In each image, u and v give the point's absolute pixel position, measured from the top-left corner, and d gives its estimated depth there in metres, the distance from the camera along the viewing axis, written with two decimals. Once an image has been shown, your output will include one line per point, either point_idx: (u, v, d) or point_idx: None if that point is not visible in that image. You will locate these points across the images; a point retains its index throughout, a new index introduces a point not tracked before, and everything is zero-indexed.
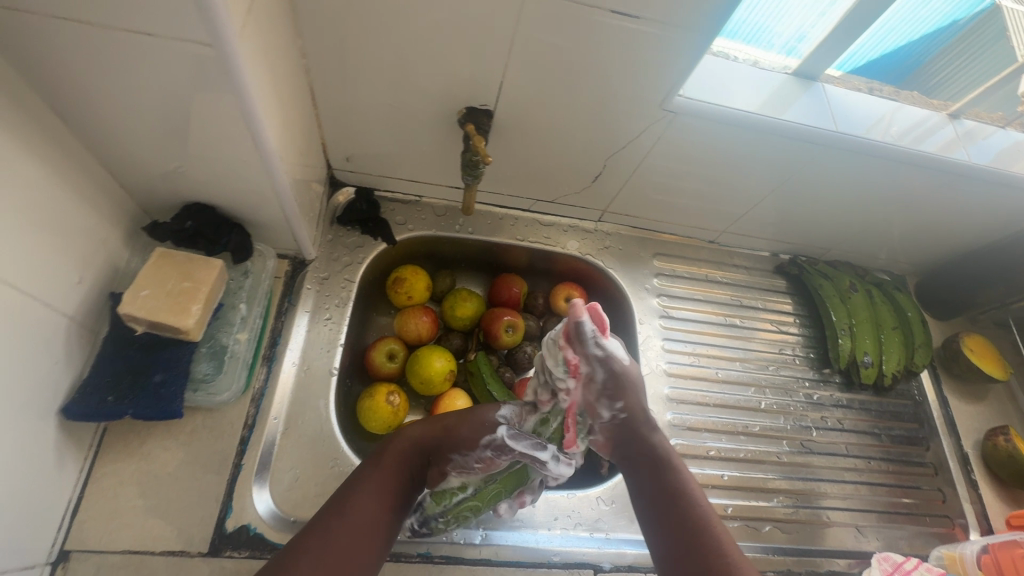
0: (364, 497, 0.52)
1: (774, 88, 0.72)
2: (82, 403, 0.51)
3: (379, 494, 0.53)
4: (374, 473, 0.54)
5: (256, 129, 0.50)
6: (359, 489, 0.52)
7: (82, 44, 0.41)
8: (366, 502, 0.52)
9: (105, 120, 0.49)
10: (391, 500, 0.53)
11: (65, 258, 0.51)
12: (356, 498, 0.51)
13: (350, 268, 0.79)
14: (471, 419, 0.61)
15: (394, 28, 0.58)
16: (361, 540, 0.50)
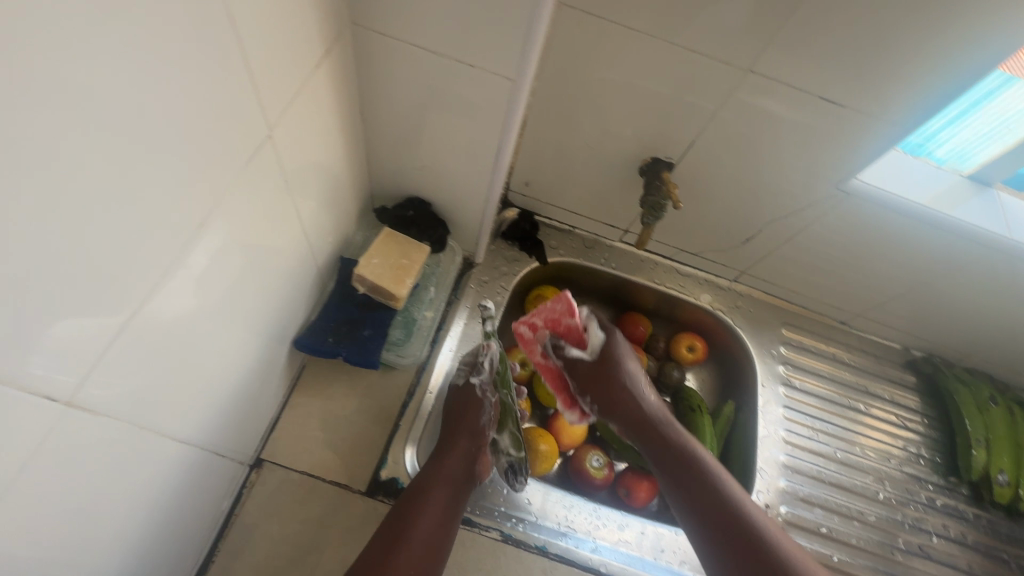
0: (439, 496, 0.61)
1: (948, 186, 0.74)
2: (311, 338, 0.63)
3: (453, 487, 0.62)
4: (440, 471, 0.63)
5: (501, 146, 0.60)
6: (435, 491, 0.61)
7: (410, 64, 0.54)
8: (443, 500, 0.61)
9: (388, 121, 0.61)
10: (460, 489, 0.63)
11: (329, 221, 0.63)
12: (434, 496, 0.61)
13: (506, 277, 0.88)
14: (467, 400, 0.70)
15: (614, 83, 0.68)
16: (441, 527, 0.60)
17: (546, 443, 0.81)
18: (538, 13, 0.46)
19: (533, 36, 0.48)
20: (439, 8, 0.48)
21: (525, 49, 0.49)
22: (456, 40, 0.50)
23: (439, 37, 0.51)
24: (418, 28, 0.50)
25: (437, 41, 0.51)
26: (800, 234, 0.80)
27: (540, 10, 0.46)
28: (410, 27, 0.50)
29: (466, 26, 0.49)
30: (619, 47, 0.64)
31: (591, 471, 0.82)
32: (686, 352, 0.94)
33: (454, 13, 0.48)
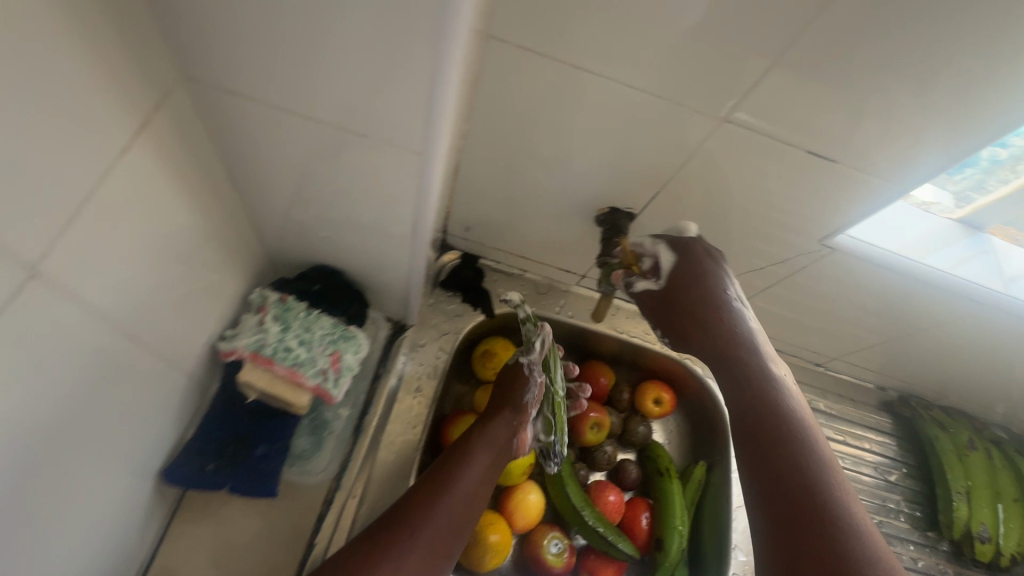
0: (442, 513, 0.55)
1: (931, 233, 0.68)
2: (184, 467, 0.49)
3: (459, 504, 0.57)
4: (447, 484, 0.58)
5: (417, 214, 0.48)
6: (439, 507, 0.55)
7: (284, 130, 0.41)
8: (446, 517, 0.55)
9: (271, 190, 0.48)
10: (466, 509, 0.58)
11: (203, 315, 0.50)
12: (436, 513, 0.55)
13: (446, 338, 0.75)
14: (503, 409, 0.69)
15: (558, 120, 0.57)
16: (439, 548, 0.53)
17: (497, 532, 0.71)
18: (437, 80, 0.34)
19: (434, 106, 0.36)
20: (306, 67, 0.36)
21: (428, 121, 0.37)
22: (339, 105, 0.38)
23: (315, 101, 0.38)
24: (285, 89, 0.38)
25: (313, 105, 0.39)
26: (778, 284, 0.73)
27: (438, 75, 0.34)
28: (274, 87, 0.38)
29: (347, 90, 0.37)
30: (562, 88, 0.53)
31: (548, 560, 0.73)
32: (652, 406, 0.84)
33: (328, 74, 0.36)
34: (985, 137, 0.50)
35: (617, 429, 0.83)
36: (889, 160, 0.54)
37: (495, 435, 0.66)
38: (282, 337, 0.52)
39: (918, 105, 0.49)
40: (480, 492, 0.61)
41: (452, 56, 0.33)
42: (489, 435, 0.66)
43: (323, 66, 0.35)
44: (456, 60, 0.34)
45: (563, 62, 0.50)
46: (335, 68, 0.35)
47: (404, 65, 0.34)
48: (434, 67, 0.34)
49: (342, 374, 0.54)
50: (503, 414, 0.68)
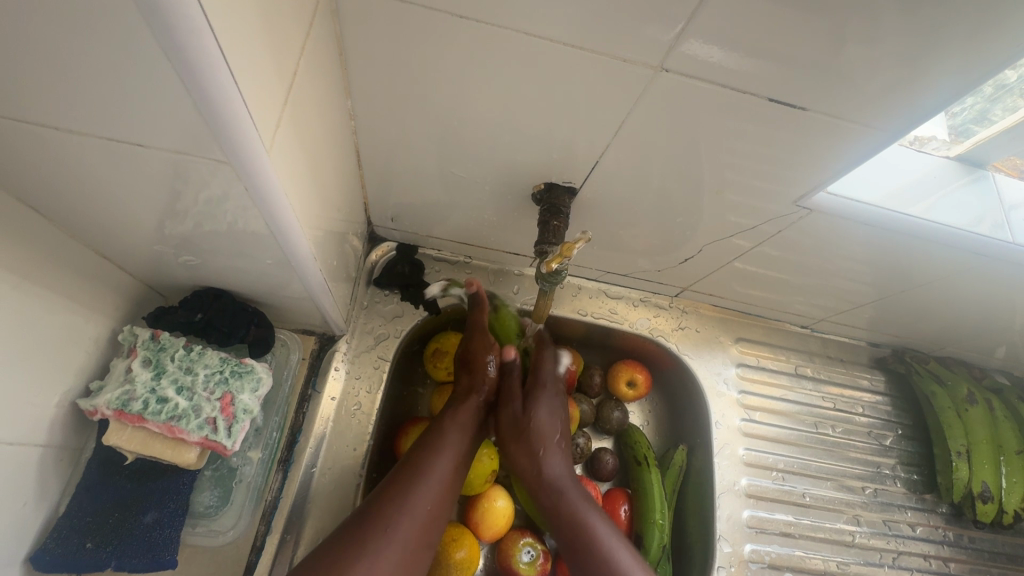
0: (417, 505, 0.51)
1: (920, 177, 0.59)
2: (56, 551, 0.42)
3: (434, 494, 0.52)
4: (416, 475, 0.53)
5: (279, 218, 0.38)
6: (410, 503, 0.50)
7: (67, 149, 0.32)
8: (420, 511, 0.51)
9: (102, 217, 0.40)
10: (442, 495, 0.53)
11: (47, 375, 0.41)
12: (409, 511, 0.50)
13: (385, 343, 0.68)
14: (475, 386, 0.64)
15: (460, 81, 0.48)
16: (415, 545, 0.49)
17: (464, 548, 0.64)
18: (192, 66, 0.25)
19: (208, 100, 0.27)
20: (36, 71, 0.26)
21: (211, 120, 0.28)
22: (111, 114, 0.29)
23: (79, 112, 0.29)
24: (28, 101, 0.28)
25: (78, 117, 0.29)
26: (763, 244, 0.64)
27: (189, 58, 0.25)
28: (14, 100, 0.28)
29: (104, 93, 0.27)
30: (447, 44, 0.44)
31: (521, 571, 0.67)
32: (626, 389, 0.77)
33: (67, 75, 0.26)
34: (957, 69, 0.41)
35: (590, 418, 0.74)
36: (842, 103, 0.45)
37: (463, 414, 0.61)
38: (153, 385, 0.44)
39: (873, 37, 0.40)
40: (460, 476, 0.56)
41: (196, 28, 0.24)
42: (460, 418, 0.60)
43: (54, 66, 0.26)
44: (207, 32, 0.25)
45: (442, 10, 0.42)
46: (71, 67, 0.26)
47: (144, 53, 0.25)
48: (173, 49, 0.25)
49: (235, 419, 0.48)
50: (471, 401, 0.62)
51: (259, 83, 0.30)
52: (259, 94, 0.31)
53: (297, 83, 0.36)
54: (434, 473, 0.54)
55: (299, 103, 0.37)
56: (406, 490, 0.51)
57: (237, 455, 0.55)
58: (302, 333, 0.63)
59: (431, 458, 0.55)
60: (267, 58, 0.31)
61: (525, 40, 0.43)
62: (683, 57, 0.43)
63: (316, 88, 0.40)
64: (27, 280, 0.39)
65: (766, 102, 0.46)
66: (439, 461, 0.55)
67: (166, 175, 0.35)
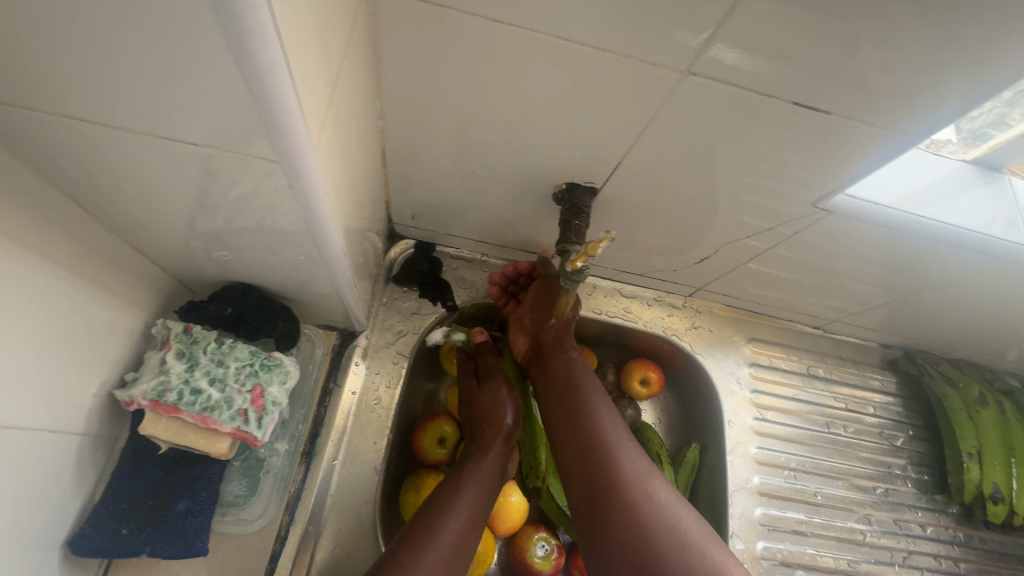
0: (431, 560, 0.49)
1: (937, 180, 0.60)
2: (93, 536, 0.43)
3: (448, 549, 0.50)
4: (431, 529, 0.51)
5: (317, 216, 0.40)
6: (423, 556, 0.48)
7: (116, 145, 0.33)
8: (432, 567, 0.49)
9: (141, 212, 0.41)
10: (456, 552, 0.51)
11: (86, 364, 0.43)
12: (421, 564, 0.48)
13: (404, 339, 0.69)
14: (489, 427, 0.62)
15: (485, 83, 0.49)
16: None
17: (480, 541, 0.65)
18: (258, 65, 0.26)
19: (268, 98, 0.28)
20: (97, 70, 0.28)
21: (268, 117, 0.30)
22: (160, 110, 0.30)
23: (133, 109, 0.30)
24: (86, 98, 0.30)
25: (130, 114, 0.31)
26: (778, 246, 0.65)
27: (255, 57, 0.26)
28: (72, 97, 0.29)
29: (155, 89, 0.29)
30: (473, 46, 0.45)
31: (536, 565, 0.68)
32: (640, 387, 0.78)
33: (126, 73, 0.28)
34: (977, 76, 0.42)
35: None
36: (864, 106, 0.46)
37: (480, 469, 0.59)
38: (187, 376, 0.45)
39: (898, 41, 0.40)
40: (475, 531, 0.54)
41: (264, 31, 0.25)
42: (475, 473, 0.58)
43: (113, 64, 0.27)
44: (274, 34, 0.26)
45: (470, 14, 0.42)
46: (130, 67, 0.27)
47: (210, 53, 0.26)
48: (242, 47, 0.26)
49: (265, 411, 0.49)
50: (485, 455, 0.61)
51: (310, 84, 0.31)
52: (310, 95, 0.32)
53: (337, 84, 0.37)
54: (448, 525, 0.52)
55: (339, 105, 0.38)
56: (421, 542, 0.50)
57: (265, 446, 0.56)
58: (324, 328, 0.64)
59: (447, 511, 0.53)
60: (318, 61, 0.32)
61: (553, 42, 0.44)
62: (710, 61, 0.43)
63: (351, 89, 0.41)
64: (69, 271, 0.40)
65: (789, 104, 0.46)
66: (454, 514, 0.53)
67: (207, 173, 0.36)
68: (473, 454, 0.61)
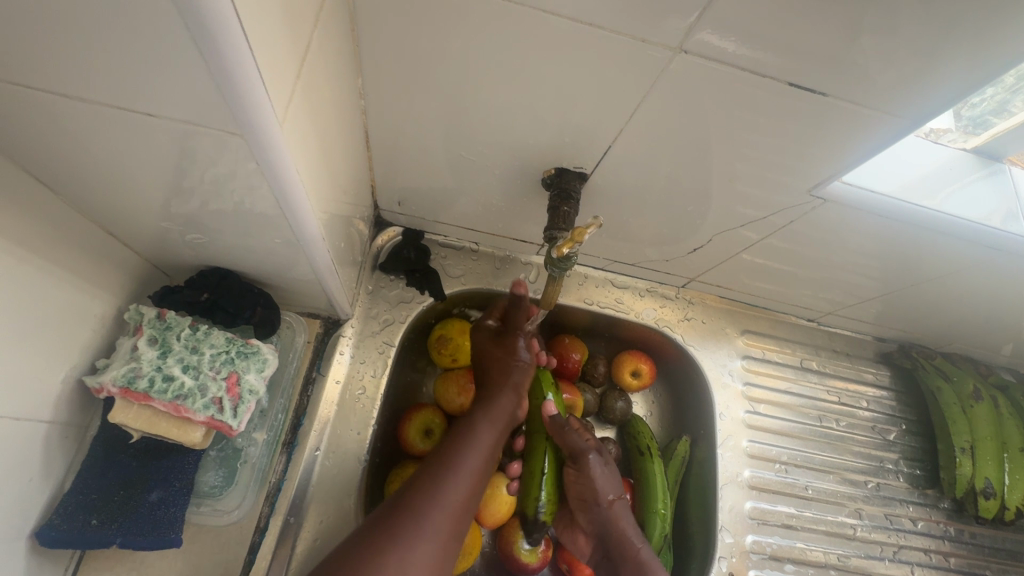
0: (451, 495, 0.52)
1: (935, 170, 0.58)
2: (61, 528, 0.42)
3: (466, 483, 0.53)
4: (449, 466, 0.54)
5: (288, 197, 0.38)
6: (442, 490, 0.51)
7: (74, 118, 0.32)
8: (451, 499, 0.52)
9: (107, 193, 0.39)
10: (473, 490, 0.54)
11: (53, 350, 0.41)
12: (442, 499, 0.51)
13: (390, 328, 0.67)
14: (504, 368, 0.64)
15: (469, 62, 0.47)
16: (450, 535, 0.50)
17: (467, 534, 0.64)
18: (208, 29, 0.25)
19: (223, 66, 0.26)
20: (43, 33, 0.26)
21: (226, 88, 0.28)
22: (114, 80, 0.28)
23: (86, 80, 0.28)
24: (34, 65, 0.27)
25: (84, 83, 0.29)
26: (772, 236, 0.64)
27: (203, 19, 0.24)
28: (20, 64, 0.27)
29: (108, 57, 0.27)
30: (457, 24, 0.43)
31: (523, 557, 0.67)
32: (631, 378, 0.77)
33: (74, 38, 0.26)
34: (980, 60, 0.40)
35: (593, 408, 0.75)
36: (863, 90, 0.44)
37: (496, 414, 0.61)
38: (159, 363, 0.44)
39: (904, 21, 0.38)
40: (484, 478, 0.56)
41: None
42: (491, 413, 0.60)
43: (58, 27, 0.25)
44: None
45: None
46: (78, 31, 0.25)
47: (156, 15, 0.24)
48: (188, 9, 0.24)
49: (241, 399, 0.48)
50: (499, 398, 0.62)
51: (272, 53, 0.29)
52: (272, 64, 0.30)
53: (309, 57, 0.35)
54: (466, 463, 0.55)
55: (310, 79, 0.36)
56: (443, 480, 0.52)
57: (242, 436, 0.55)
58: (308, 316, 0.63)
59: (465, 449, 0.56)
60: (281, 27, 0.30)
61: (542, 19, 0.42)
62: (707, 40, 0.41)
63: (326, 64, 0.39)
64: (31, 254, 0.38)
65: (786, 88, 0.45)
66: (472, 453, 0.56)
67: (172, 151, 0.34)
68: (486, 397, 0.63)
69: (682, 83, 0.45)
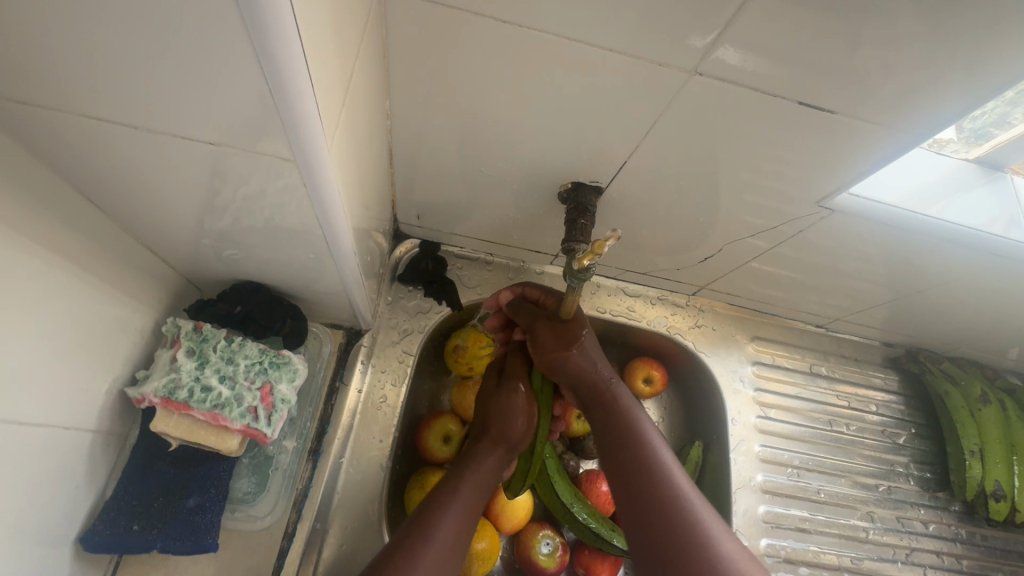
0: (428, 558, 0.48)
1: (940, 179, 0.60)
2: (104, 532, 0.43)
3: (441, 553, 0.49)
4: (426, 523, 0.50)
5: (327, 214, 0.40)
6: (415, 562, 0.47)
7: (131, 143, 0.34)
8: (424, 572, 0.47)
9: (152, 211, 0.41)
10: (450, 551, 0.50)
11: (98, 361, 0.43)
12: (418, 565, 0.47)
13: (409, 337, 0.69)
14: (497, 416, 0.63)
15: (491, 82, 0.49)
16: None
17: (486, 539, 0.66)
18: (277, 64, 0.27)
19: (286, 97, 0.29)
20: (116, 68, 0.28)
21: (285, 115, 0.30)
22: (176, 109, 0.31)
23: (149, 108, 0.31)
24: (104, 96, 0.30)
25: (147, 111, 0.31)
26: (781, 244, 0.65)
27: (273, 55, 0.26)
28: (93, 96, 0.30)
29: (176, 89, 0.29)
30: (481, 47, 0.46)
31: (541, 562, 0.69)
32: (644, 385, 0.78)
33: (146, 72, 0.28)
34: (979, 76, 0.42)
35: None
36: (869, 105, 0.46)
37: (477, 473, 0.58)
38: (198, 374, 0.46)
39: (908, 42, 0.41)
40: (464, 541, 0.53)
41: (284, 30, 0.26)
42: (477, 476, 0.58)
43: (132, 62, 0.27)
44: (293, 34, 0.26)
45: (478, 13, 0.43)
46: (152, 66, 0.28)
47: (230, 49, 0.26)
48: (262, 46, 0.26)
49: (274, 408, 0.50)
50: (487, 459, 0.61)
51: (325, 84, 0.32)
52: (325, 94, 0.32)
53: (350, 85, 0.37)
54: (445, 521, 0.51)
55: (351, 105, 0.38)
56: (416, 544, 0.48)
57: (274, 444, 0.56)
58: (331, 327, 0.65)
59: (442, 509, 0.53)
60: (331, 60, 0.32)
61: (562, 41, 0.44)
62: (718, 60, 0.43)
63: (361, 89, 0.41)
64: (80, 268, 0.40)
65: (795, 104, 0.47)
66: (450, 511, 0.52)
67: (219, 172, 0.36)
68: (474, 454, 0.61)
69: (695, 100, 0.47)
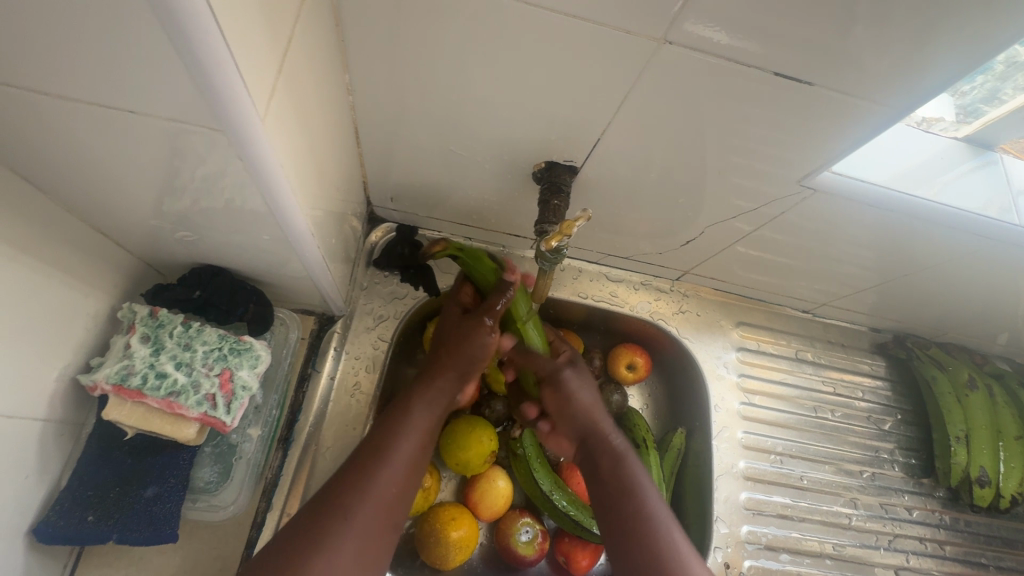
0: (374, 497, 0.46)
1: (927, 159, 0.58)
2: (57, 523, 0.42)
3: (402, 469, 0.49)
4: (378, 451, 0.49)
5: (275, 193, 0.38)
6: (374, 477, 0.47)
7: (54, 115, 0.31)
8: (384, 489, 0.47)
9: (95, 193, 0.39)
10: (397, 493, 0.48)
11: (45, 350, 0.42)
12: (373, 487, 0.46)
13: (384, 323, 0.68)
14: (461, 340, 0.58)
15: (455, 55, 0.47)
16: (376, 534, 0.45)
17: (464, 527, 0.65)
18: (182, 24, 0.25)
19: (199, 60, 0.26)
20: (20, 35, 0.26)
21: (203, 82, 0.28)
22: (96, 77, 0.28)
23: (66, 78, 0.28)
24: (14, 64, 0.27)
25: (65, 80, 0.29)
26: (763, 227, 0.64)
27: (174, 12, 0.24)
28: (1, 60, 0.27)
29: (89, 56, 0.27)
30: (440, 16, 0.43)
31: (520, 549, 0.68)
32: (626, 371, 0.77)
33: (52, 37, 0.26)
34: (966, 47, 0.40)
35: None
36: (852, 79, 0.43)
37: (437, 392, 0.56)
38: (152, 360, 0.45)
39: (890, 11, 0.38)
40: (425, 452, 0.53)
41: None
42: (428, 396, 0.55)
43: (35, 25, 0.25)
44: None
45: None
46: (57, 29, 0.25)
47: (124, 6, 0.24)
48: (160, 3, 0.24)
49: (234, 395, 0.49)
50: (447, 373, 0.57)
51: (248, 47, 0.29)
52: (252, 60, 0.30)
53: (291, 52, 0.35)
54: (399, 454, 0.50)
55: (293, 75, 0.36)
56: (374, 466, 0.48)
57: (237, 432, 0.54)
58: (302, 313, 0.63)
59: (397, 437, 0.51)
60: (257, 19, 0.30)
61: (527, 12, 0.42)
62: (689, 31, 0.41)
63: (309, 58, 0.39)
64: (20, 252, 0.38)
65: (773, 81, 0.45)
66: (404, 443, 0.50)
67: (156, 151, 0.34)
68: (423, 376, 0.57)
69: (667, 77, 0.45)
